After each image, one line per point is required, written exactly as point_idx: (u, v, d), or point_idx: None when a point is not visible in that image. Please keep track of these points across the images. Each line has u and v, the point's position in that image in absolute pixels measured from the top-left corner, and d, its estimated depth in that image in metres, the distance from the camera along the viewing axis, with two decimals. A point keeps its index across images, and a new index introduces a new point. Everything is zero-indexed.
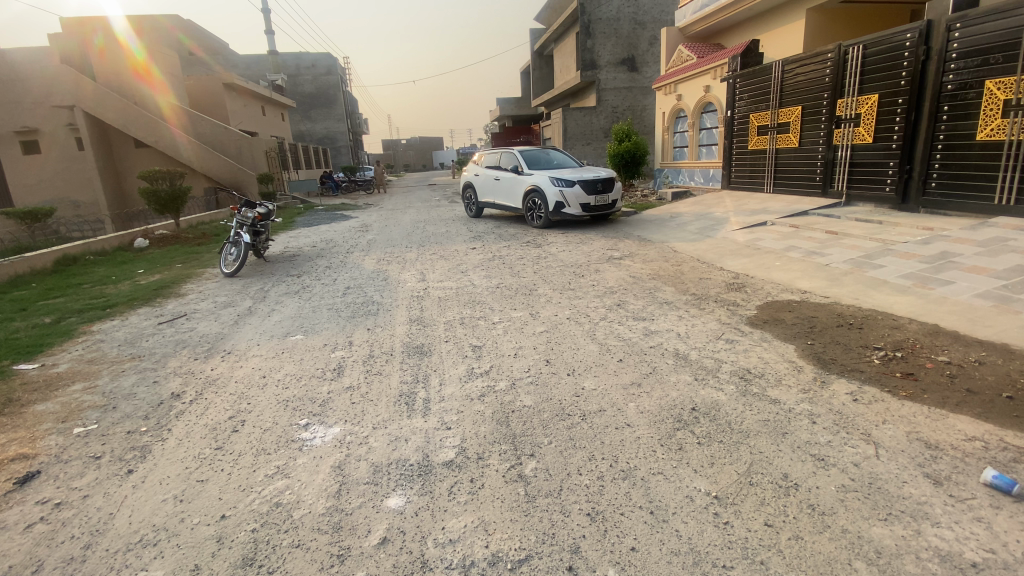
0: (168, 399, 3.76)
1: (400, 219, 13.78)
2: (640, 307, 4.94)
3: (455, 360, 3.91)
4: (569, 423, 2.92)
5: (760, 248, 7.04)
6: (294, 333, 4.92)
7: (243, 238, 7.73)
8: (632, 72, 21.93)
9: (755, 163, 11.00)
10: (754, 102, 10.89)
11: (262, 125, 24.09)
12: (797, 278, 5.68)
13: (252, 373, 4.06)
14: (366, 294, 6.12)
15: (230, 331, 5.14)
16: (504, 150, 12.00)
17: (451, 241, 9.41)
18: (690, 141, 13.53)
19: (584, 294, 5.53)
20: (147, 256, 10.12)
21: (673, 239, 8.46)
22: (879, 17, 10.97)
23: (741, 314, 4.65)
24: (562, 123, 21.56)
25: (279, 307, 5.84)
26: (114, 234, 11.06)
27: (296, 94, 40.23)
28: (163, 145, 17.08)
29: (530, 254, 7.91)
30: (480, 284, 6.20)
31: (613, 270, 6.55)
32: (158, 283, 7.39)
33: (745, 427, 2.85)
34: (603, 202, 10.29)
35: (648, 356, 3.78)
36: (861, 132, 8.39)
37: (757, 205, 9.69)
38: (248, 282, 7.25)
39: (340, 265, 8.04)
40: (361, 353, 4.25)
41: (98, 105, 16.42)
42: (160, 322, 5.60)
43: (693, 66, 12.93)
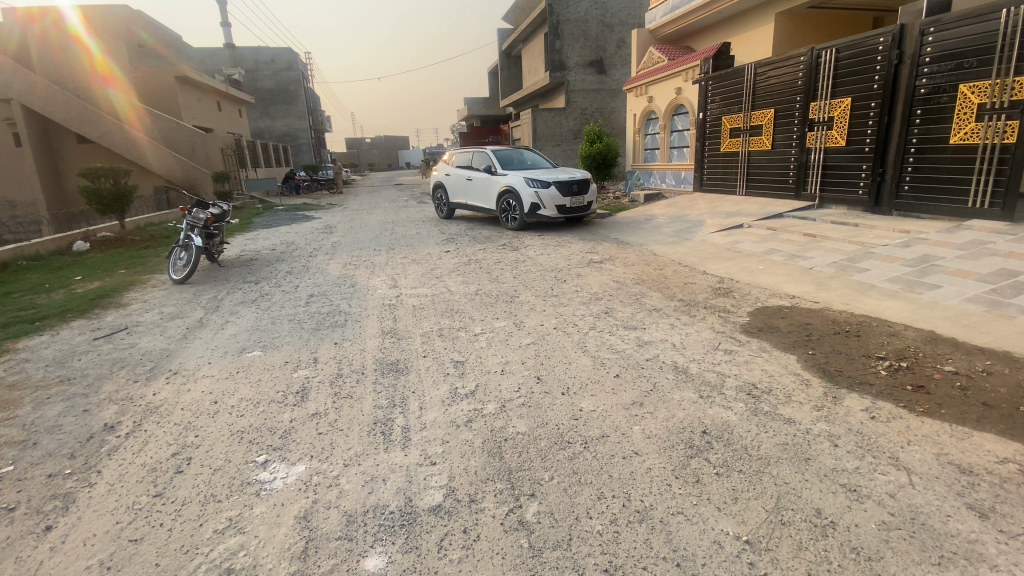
0: (101, 431, 3.22)
1: (367, 220, 13.18)
2: (630, 315, 4.67)
3: (435, 379, 3.52)
4: (570, 454, 2.59)
5: (741, 251, 6.92)
6: (251, 349, 4.42)
7: (193, 241, 7.09)
8: (601, 74, 21.90)
9: (727, 165, 10.99)
10: (726, 104, 10.89)
11: (217, 122, 22.85)
12: (784, 282, 5.54)
13: (202, 399, 3.55)
14: (333, 303, 5.64)
15: (177, 348, 4.57)
16: (476, 150, 11.62)
17: (423, 244, 8.97)
18: (662, 143, 13.49)
19: (569, 301, 5.22)
20: (86, 261, 9.24)
21: (651, 241, 8.30)
22: (845, 24, 11.18)
23: (734, 321, 4.43)
24: (532, 123, 21.33)
25: (234, 319, 5.28)
26: (51, 236, 10.08)
27: (254, 90, 38.60)
28: (109, 139, 15.91)
29: (506, 257, 7.57)
30: (457, 291, 5.81)
31: (595, 274, 6.28)
32: (97, 292, 6.66)
33: (763, 453, 2.58)
34: (578, 203, 10.06)
35: (646, 370, 3.49)
36: (833, 135, 8.43)
37: (732, 207, 9.64)
38: (200, 289, 6.63)
39: (303, 270, 7.50)
40: (328, 372, 3.80)
41: (34, 96, 15.14)
42: (96, 337, 4.96)
43: (664, 68, 12.88)
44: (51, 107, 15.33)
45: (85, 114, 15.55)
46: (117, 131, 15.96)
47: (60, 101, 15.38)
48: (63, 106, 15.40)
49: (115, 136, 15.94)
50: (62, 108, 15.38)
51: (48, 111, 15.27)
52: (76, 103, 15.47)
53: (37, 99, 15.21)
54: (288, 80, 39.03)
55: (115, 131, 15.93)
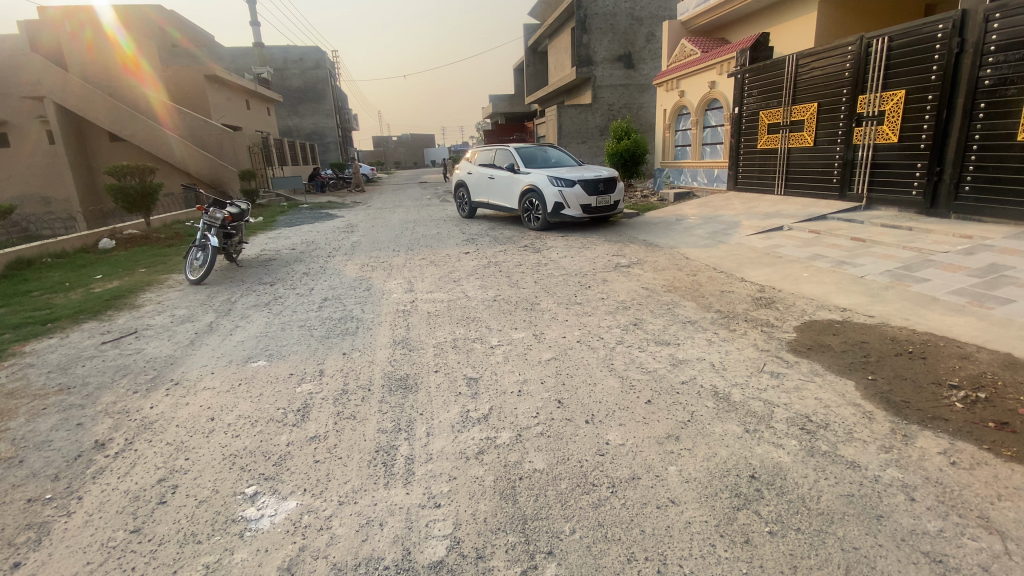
0: (89, 450, 3.03)
1: (388, 219, 13.01)
2: (662, 328, 4.28)
3: (446, 400, 3.22)
4: (595, 501, 2.24)
5: (782, 257, 6.41)
6: (257, 358, 4.20)
7: (210, 241, 6.97)
8: (629, 69, 21.28)
9: (764, 163, 10.39)
10: (764, 98, 10.28)
11: (246, 120, 23.12)
12: (832, 293, 5.05)
13: (199, 415, 3.33)
14: (345, 308, 5.39)
15: (181, 355, 4.38)
16: (499, 147, 11.30)
17: (443, 245, 8.70)
18: (693, 139, 12.90)
19: (594, 310, 4.85)
20: (110, 259, 9.29)
21: (682, 244, 7.84)
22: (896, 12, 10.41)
23: (779, 338, 4.01)
24: (557, 120, 20.90)
25: (244, 324, 5.09)
26: (78, 234, 10.19)
27: (283, 89, 39.17)
28: (139, 138, 16.23)
29: (528, 260, 7.24)
30: (475, 297, 5.50)
31: (624, 280, 5.87)
32: (113, 292, 6.59)
33: (825, 506, 2.19)
34: (604, 203, 9.64)
35: (681, 396, 3.10)
36: (884, 131, 7.80)
37: (770, 208, 9.08)
38: (215, 291, 6.50)
39: (320, 271, 7.30)
40: (333, 388, 3.53)
41: (65, 92, 15.51)
42: (104, 341, 4.83)
43: (698, 61, 12.31)
44: (82, 104, 15.69)
45: (113, 110, 15.86)
46: (144, 128, 16.25)
47: (89, 98, 15.71)
48: (92, 102, 15.73)
49: (142, 132, 16.22)
50: (92, 104, 15.72)
51: (78, 108, 15.63)
52: (105, 100, 15.80)
53: (67, 96, 15.56)
54: (316, 79, 39.46)
55: (145, 130, 16.24)
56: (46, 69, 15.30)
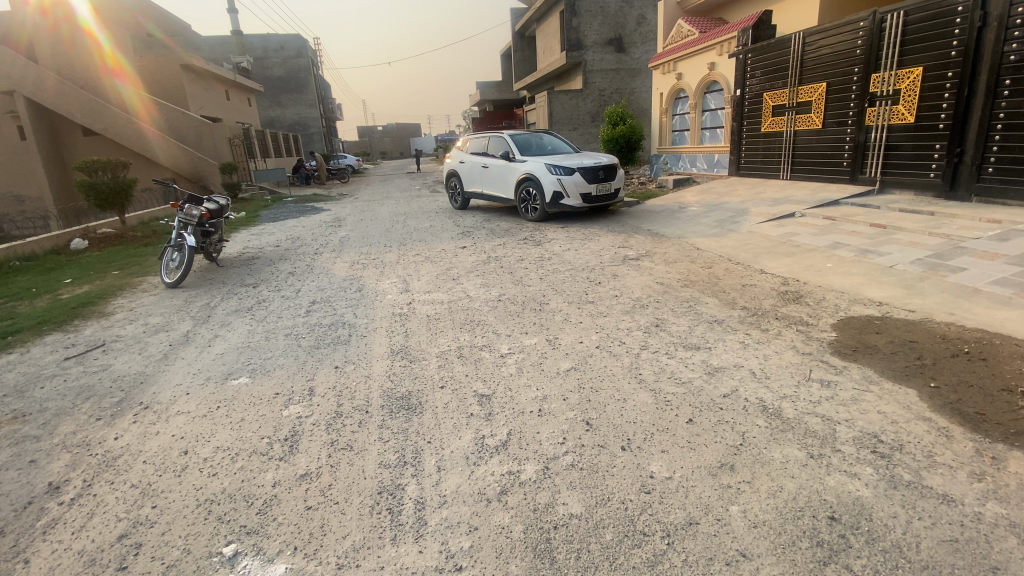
0: (42, 496, 2.57)
1: (377, 212, 12.47)
2: (689, 330, 3.89)
3: (456, 423, 2.80)
4: (649, 557, 1.85)
5: (801, 246, 6.05)
6: (238, 374, 3.73)
7: (185, 241, 6.44)
8: (620, 53, 20.72)
9: (769, 147, 10.02)
10: (768, 79, 9.87)
11: (226, 111, 22.24)
12: (863, 285, 4.70)
13: (170, 448, 2.88)
14: (336, 312, 4.93)
15: (153, 373, 3.90)
16: (493, 134, 10.77)
17: (437, 239, 8.24)
18: (692, 123, 12.49)
19: (610, 309, 4.44)
20: (81, 261, 8.68)
21: (690, 233, 7.46)
22: None
23: (820, 339, 3.65)
24: (548, 106, 20.36)
25: (224, 333, 4.61)
26: (47, 234, 9.49)
27: (264, 78, 38.01)
28: (115, 132, 15.41)
29: (530, 254, 6.81)
30: (478, 296, 5.07)
31: (636, 275, 5.47)
32: (83, 298, 6.06)
33: (928, 555, 1.82)
34: (605, 191, 9.21)
35: (726, 413, 2.71)
36: (900, 111, 7.44)
37: (777, 193, 8.72)
38: (194, 294, 6.00)
39: (307, 270, 6.81)
40: (325, 410, 3.09)
41: (37, 85, 14.67)
42: (67, 357, 4.34)
43: (696, 41, 11.84)
44: (54, 97, 14.86)
45: (89, 105, 15.07)
46: (121, 123, 15.48)
47: (62, 91, 14.92)
48: (66, 96, 14.94)
49: (119, 127, 15.45)
50: (66, 98, 14.91)
51: (50, 102, 14.79)
52: (81, 94, 15.04)
53: (38, 88, 14.72)
54: (298, 68, 38.32)
55: (121, 124, 15.44)
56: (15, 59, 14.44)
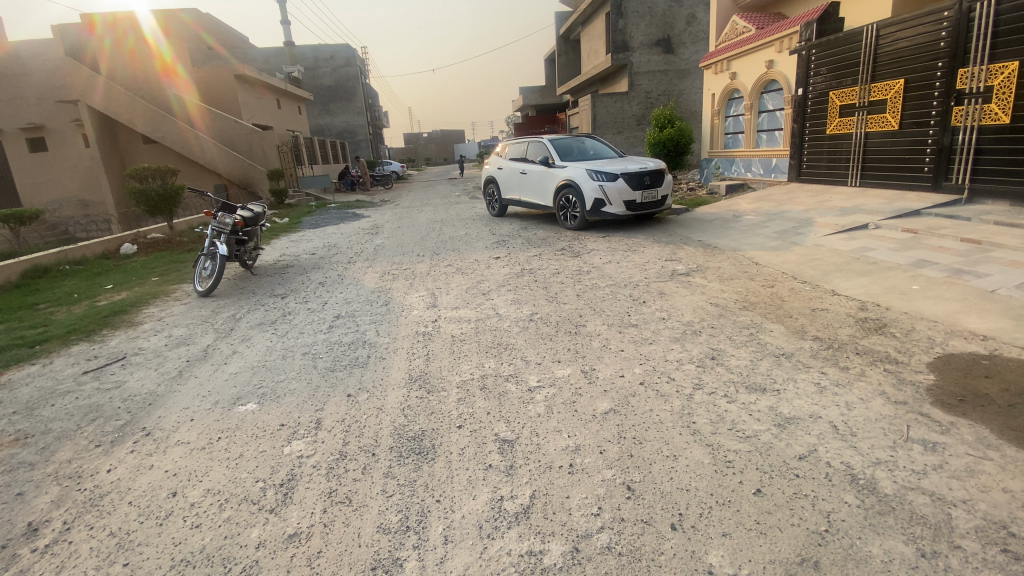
0: (17, 539, 2.35)
1: (414, 218, 12.33)
2: (751, 366, 3.34)
3: (471, 478, 2.39)
4: None
5: (878, 263, 5.31)
6: (247, 399, 3.46)
7: (218, 249, 6.36)
8: (668, 54, 19.92)
9: (835, 151, 9.14)
10: (835, 77, 9.00)
11: (278, 119, 22.85)
12: (959, 313, 3.99)
13: (159, 487, 2.61)
14: (358, 329, 4.63)
15: (163, 393, 3.71)
16: (532, 139, 10.39)
17: (471, 248, 7.91)
18: (747, 126, 11.67)
19: (657, 336, 3.93)
20: (127, 266, 8.89)
21: (745, 245, 6.82)
22: None
23: (914, 383, 3.03)
24: (591, 110, 19.82)
25: (243, 349, 4.40)
26: (99, 238, 9.85)
27: (315, 87, 39.26)
28: (169, 140, 16.07)
29: (569, 266, 6.36)
30: (508, 314, 4.67)
31: (686, 294, 4.92)
32: (117, 305, 6.07)
33: None
34: (651, 198, 8.64)
35: (805, 485, 2.20)
36: (992, 110, 6.51)
37: (844, 202, 7.90)
38: (222, 305, 5.90)
39: (337, 280, 6.62)
40: (329, 450, 2.75)
41: (102, 96, 15.53)
42: (85, 371, 4.23)
43: (753, 38, 11.05)
44: (117, 107, 15.68)
45: (147, 112, 15.79)
46: (175, 130, 16.09)
47: (124, 101, 15.70)
48: (127, 104, 15.71)
49: (173, 134, 16.06)
50: (127, 108, 15.69)
51: (112, 111, 15.62)
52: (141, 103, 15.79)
53: (102, 99, 15.57)
54: (347, 77, 39.33)
55: (175, 132, 16.07)
56: (82, 71, 15.36)
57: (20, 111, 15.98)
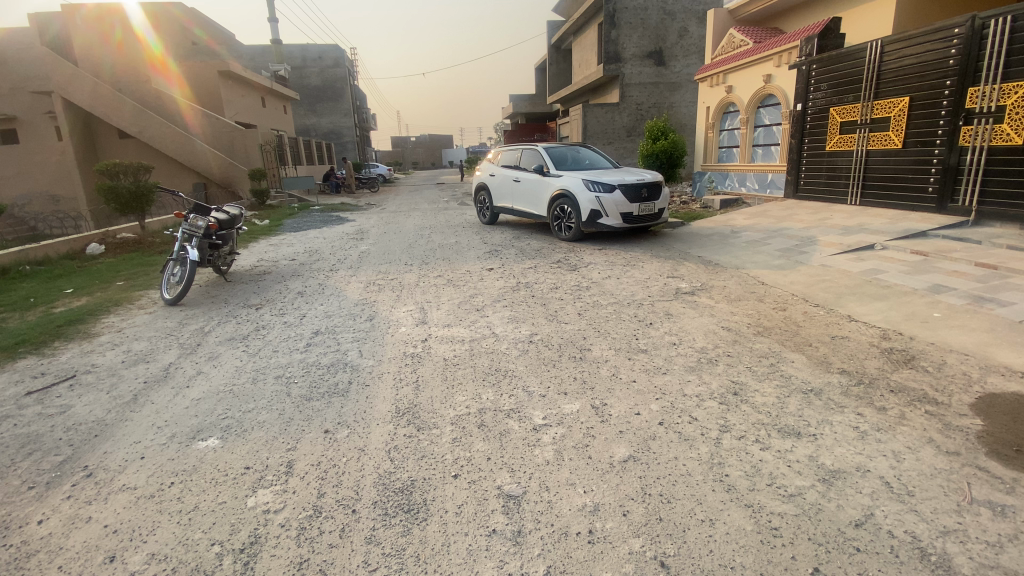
0: None
1: (401, 224, 11.90)
2: (778, 406, 3.01)
3: (472, 547, 2.00)
4: None
5: (892, 287, 5.07)
6: (207, 434, 3.00)
7: (188, 254, 5.85)
8: (660, 66, 19.85)
9: (834, 168, 8.99)
10: (836, 93, 8.88)
11: (262, 118, 22.18)
12: (989, 345, 3.73)
13: (94, 549, 2.16)
14: (339, 348, 4.20)
15: (113, 421, 3.23)
16: (526, 146, 10.06)
17: (462, 258, 7.52)
18: (742, 140, 11.52)
19: (670, 365, 3.58)
20: (92, 268, 8.28)
21: (748, 263, 6.56)
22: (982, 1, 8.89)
23: (963, 429, 2.74)
24: (582, 119, 19.65)
25: (209, 370, 3.94)
26: (63, 237, 9.19)
27: (301, 87, 38.57)
28: (146, 135, 15.37)
29: (566, 280, 6.02)
30: (505, 335, 4.29)
31: (695, 317, 4.60)
32: (75, 313, 5.53)
33: None
34: (648, 211, 8.36)
35: (870, 563, 1.87)
36: (1003, 131, 6.37)
37: (846, 220, 7.73)
38: (191, 315, 5.41)
39: (318, 290, 6.17)
40: (301, 504, 2.33)
41: (88, 94, 14.86)
42: (26, 392, 3.71)
43: (750, 52, 10.91)
44: (103, 105, 15.03)
45: (135, 111, 15.16)
46: (152, 124, 15.39)
47: (111, 99, 15.06)
48: (114, 103, 15.08)
49: (158, 133, 15.41)
50: (115, 106, 15.06)
51: (99, 110, 14.98)
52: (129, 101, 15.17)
53: (87, 96, 14.91)
54: (334, 78, 38.73)
55: (152, 127, 15.36)
56: (66, 68, 14.67)
57: None
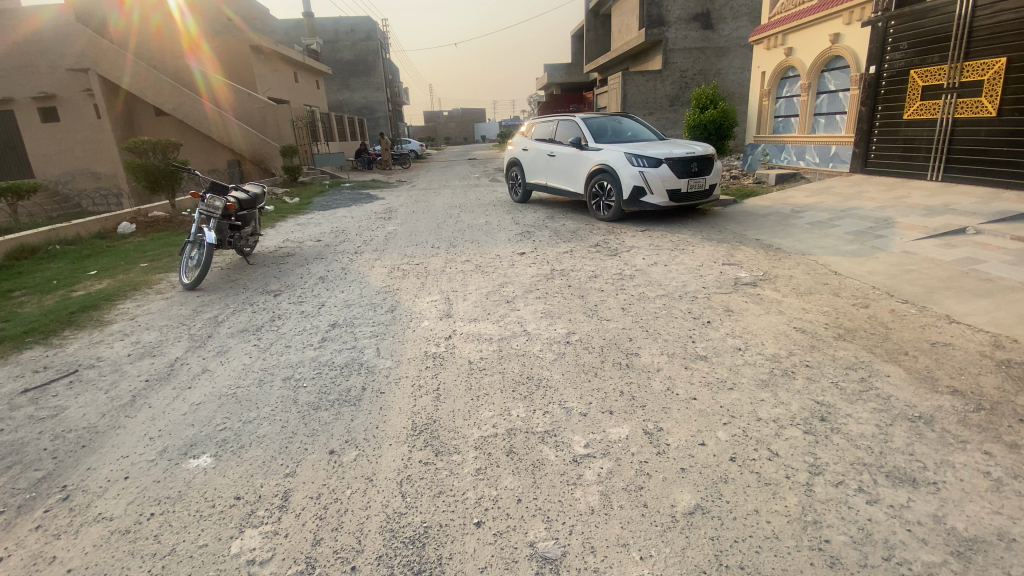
0: None
1: (431, 202, 11.47)
2: (879, 439, 2.41)
3: None
4: None
5: (996, 280, 4.28)
6: (200, 451, 2.63)
7: (204, 238, 5.56)
8: (707, 30, 18.37)
9: (912, 139, 7.95)
10: (916, 54, 7.77)
11: (294, 94, 21.95)
12: None
13: None
14: (355, 344, 3.79)
15: (105, 429, 2.93)
16: (562, 117, 9.37)
17: (492, 240, 7.03)
18: (801, 109, 10.41)
19: (736, 378, 3.01)
20: (121, 247, 8.19)
21: (814, 247, 5.81)
22: None
23: None
24: (622, 89, 18.57)
25: (215, 367, 3.60)
26: (95, 216, 9.14)
27: (334, 61, 38.28)
28: (181, 112, 15.41)
29: (607, 266, 5.45)
30: (539, 333, 3.79)
31: (759, 314, 4.00)
32: (94, 298, 5.34)
33: None
34: (697, 187, 7.59)
35: None
36: None
37: (928, 199, 6.79)
38: (208, 301, 5.14)
39: (340, 275, 5.80)
40: (291, 556, 1.92)
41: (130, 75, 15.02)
42: (25, 389, 3.46)
43: (815, 9, 9.73)
44: (143, 86, 15.20)
45: (175, 91, 15.25)
46: (185, 102, 15.40)
47: (150, 79, 15.21)
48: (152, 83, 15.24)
49: (191, 110, 15.38)
50: (154, 87, 15.22)
51: (139, 90, 15.15)
52: (167, 81, 15.27)
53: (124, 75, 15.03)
54: (367, 51, 38.21)
55: (186, 104, 15.37)
56: (105, 47, 14.81)
57: (28, 79, 15.22)
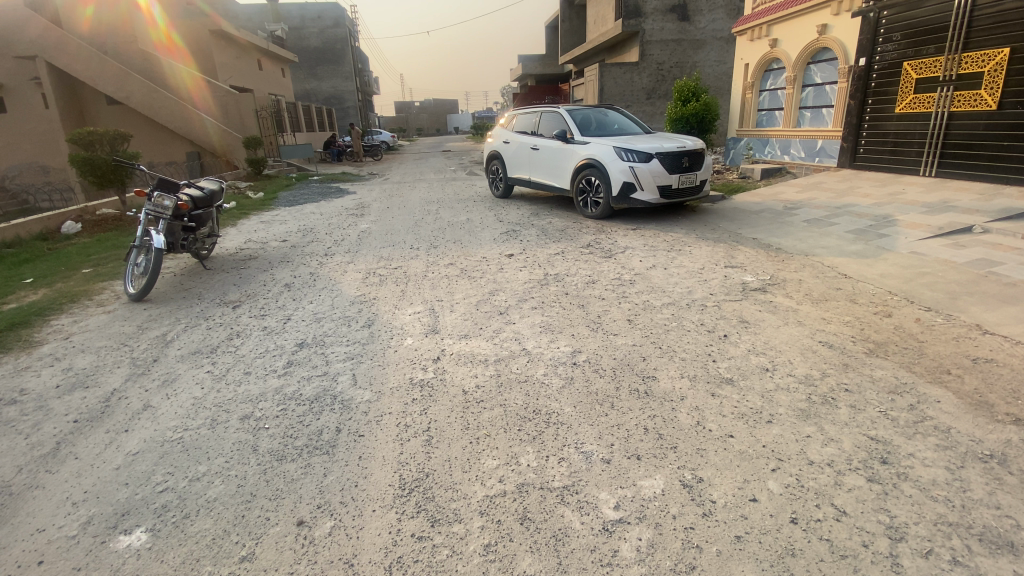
0: None
1: (406, 197, 10.87)
2: (955, 488, 2.06)
3: None
4: None
5: (1018, 285, 4.04)
6: (136, 524, 2.09)
7: (151, 242, 4.90)
8: (684, 22, 18.13)
9: (904, 133, 7.80)
10: (911, 45, 7.60)
11: (258, 82, 20.76)
12: None
13: None
14: (327, 370, 3.27)
15: (16, 492, 2.35)
16: (546, 109, 8.89)
17: (476, 240, 6.56)
18: (786, 102, 10.19)
19: (773, 409, 2.62)
20: (63, 250, 7.34)
21: (817, 247, 5.53)
22: None
23: None
24: (599, 80, 18.19)
25: (160, 403, 3.02)
26: (36, 215, 8.20)
27: (300, 49, 36.76)
28: (134, 101, 14.08)
29: (602, 270, 5.05)
30: (540, 352, 3.34)
31: (779, 326, 3.64)
32: (22, 312, 4.63)
33: None
34: (688, 183, 7.25)
35: None
36: None
37: (924, 196, 6.63)
38: (157, 315, 4.51)
39: (309, 281, 5.22)
40: None
41: (77, 59, 13.65)
42: None
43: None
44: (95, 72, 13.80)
45: (130, 77, 13.93)
46: (140, 89, 14.07)
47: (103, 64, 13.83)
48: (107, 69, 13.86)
49: (148, 98, 14.11)
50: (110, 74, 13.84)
51: (91, 76, 13.76)
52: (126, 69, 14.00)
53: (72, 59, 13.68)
54: (334, 39, 36.83)
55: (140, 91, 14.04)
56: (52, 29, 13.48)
57: None
